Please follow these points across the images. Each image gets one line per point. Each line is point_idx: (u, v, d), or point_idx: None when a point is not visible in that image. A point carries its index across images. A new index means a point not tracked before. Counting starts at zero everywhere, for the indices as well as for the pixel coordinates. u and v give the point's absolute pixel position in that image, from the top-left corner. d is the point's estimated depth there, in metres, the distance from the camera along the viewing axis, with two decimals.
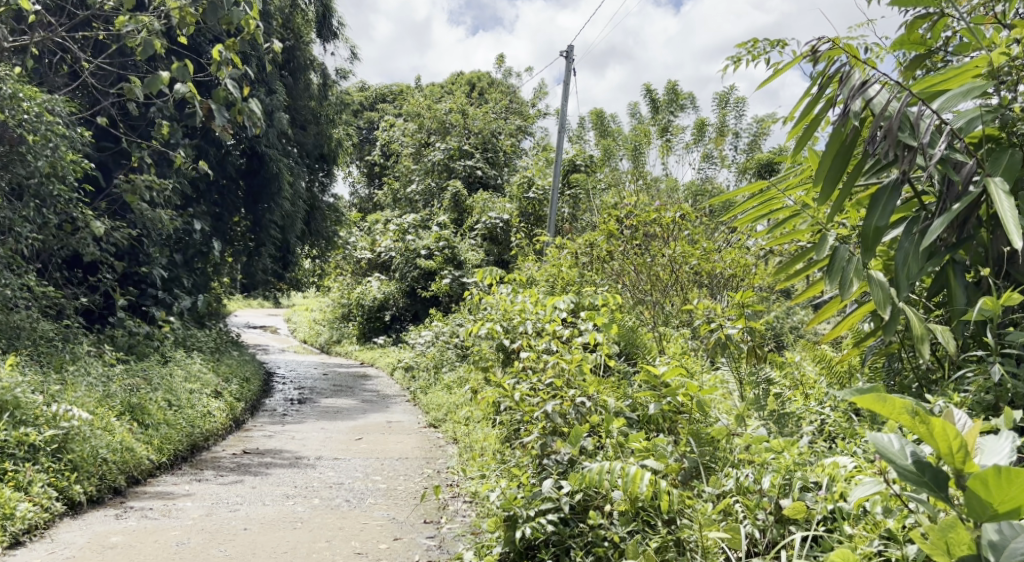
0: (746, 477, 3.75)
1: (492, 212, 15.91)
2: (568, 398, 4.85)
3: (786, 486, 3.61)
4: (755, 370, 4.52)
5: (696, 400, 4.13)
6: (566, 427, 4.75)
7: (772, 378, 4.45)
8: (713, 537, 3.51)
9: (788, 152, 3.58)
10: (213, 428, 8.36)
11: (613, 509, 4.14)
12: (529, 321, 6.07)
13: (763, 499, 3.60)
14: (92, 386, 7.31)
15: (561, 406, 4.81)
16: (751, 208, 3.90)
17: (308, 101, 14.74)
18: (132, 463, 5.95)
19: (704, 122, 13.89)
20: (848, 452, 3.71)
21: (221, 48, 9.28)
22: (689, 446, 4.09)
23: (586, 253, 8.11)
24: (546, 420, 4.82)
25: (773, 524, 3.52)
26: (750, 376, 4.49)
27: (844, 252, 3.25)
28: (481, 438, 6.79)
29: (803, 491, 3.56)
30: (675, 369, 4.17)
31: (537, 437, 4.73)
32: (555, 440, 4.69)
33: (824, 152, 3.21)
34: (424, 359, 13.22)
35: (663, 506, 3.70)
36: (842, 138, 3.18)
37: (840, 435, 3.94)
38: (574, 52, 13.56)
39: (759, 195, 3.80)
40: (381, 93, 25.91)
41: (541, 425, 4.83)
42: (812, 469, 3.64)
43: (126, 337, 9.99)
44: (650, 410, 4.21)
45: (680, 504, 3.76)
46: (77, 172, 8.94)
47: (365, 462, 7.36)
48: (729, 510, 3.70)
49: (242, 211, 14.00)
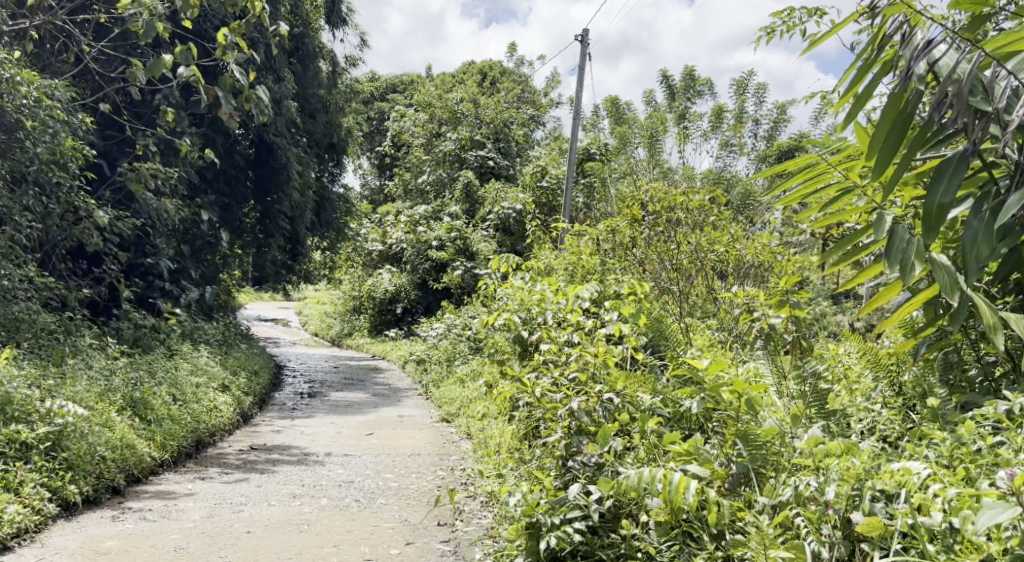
0: (806, 487, 3.47)
1: (505, 202, 15.60)
2: (594, 394, 4.59)
3: (855, 497, 3.32)
4: (801, 364, 4.16)
5: (745, 398, 3.83)
6: (594, 426, 4.50)
7: (819, 371, 4.10)
8: (775, 554, 3.21)
9: (840, 123, 3.22)
10: (220, 423, 8.11)
11: (650, 519, 3.89)
12: (549, 311, 5.81)
13: (827, 512, 3.34)
14: (94, 380, 7.07)
15: (588, 403, 4.56)
16: (796, 187, 3.50)
17: (317, 89, 14.47)
18: (131, 461, 5.69)
19: (722, 108, 13.53)
20: (916, 455, 3.48)
21: (227, 32, 9.03)
22: (737, 450, 3.78)
23: (606, 240, 7.80)
24: (571, 420, 4.52)
25: (841, 541, 3.25)
26: (795, 369, 4.14)
27: (902, 233, 2.92)
28: (498, 435, 6.50)
29: (873, 503, 3.27)
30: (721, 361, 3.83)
31: (561, 437, 4.47)
32: (582, 440, 4.43)
33: (879, 122, 2.88)
34: (436, 351, 12.93)
35: (711, 519, 3.43)
36: (900, 106, 2.85)
37: (895, 436, 3.80)
38: (589, 38, 13.24)
39: (809, 171, 3.41)
40: (392, 83, 25.59)
41: (565, 424, 4.55)
42: (879, 476, 3.36)
43: (132, 329, 9.74)
44: (691, 408, 3.93)
45: (731, 515, 3.51)
46: (79, 161, 8.70)
47: (376, 459, 7.08)
48: (789, 522, 3.44)
49: (251, 201, 13.74)
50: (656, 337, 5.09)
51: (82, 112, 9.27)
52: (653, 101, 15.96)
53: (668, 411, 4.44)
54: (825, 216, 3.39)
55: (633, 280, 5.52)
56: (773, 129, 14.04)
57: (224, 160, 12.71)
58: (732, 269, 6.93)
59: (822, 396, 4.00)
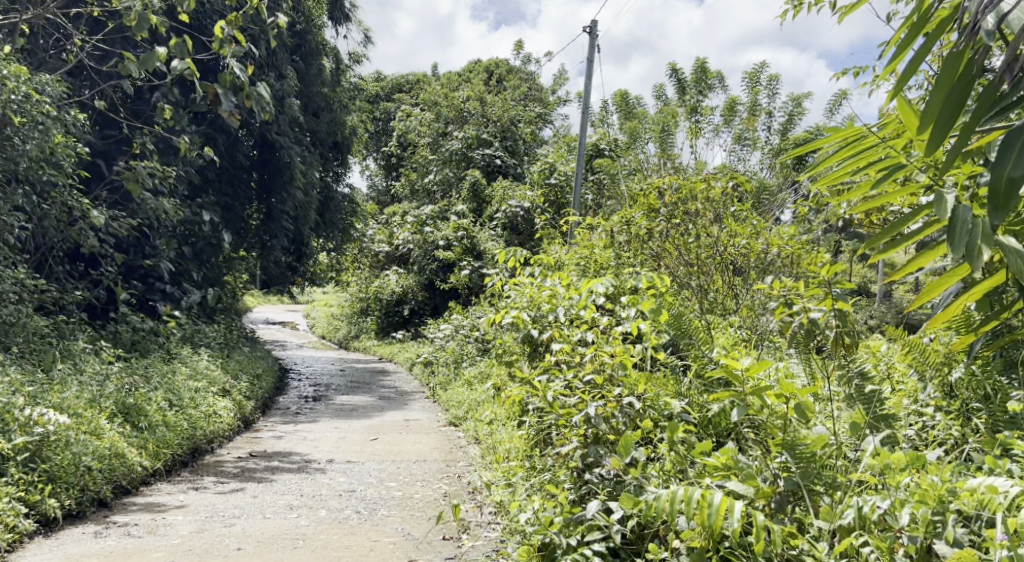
0: (871, 507, 3.16)
1: (512, 200, 15.20)
2: (612, 398, 4.28)
3: (935, 523, 3.04)
4: (845, 362, 3.92)
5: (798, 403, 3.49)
6: (612, 433, 4.20)
7: (866, 372, 3.89)
8: None
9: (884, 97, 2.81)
10: (218, 429, 7.80)
11: (680, 542, 3.50)
12: (561, 307, 5.52)
13: (900, 540, 3.05)
14: (85, 385, 6.76)
15: (605, 409, 4.22)
16: (842, 164, 3.08)
17: (320, 87, 14.16)
18: (119, 471, 5.39)
19: (734, 102, 13.14)
20: (997, 468, 3.26)
21: (223, 24, 8.75)
22: (786, 465, 3.49)
23: (621, 233, 7.46)
24: (589, 427, 4.25)
25: None
26: (841, 369, 3.90)
27: (965, 213, 2.57)
28: (508, 441, 6.18)
29: (956, 530, 3.00)
30: (768, 365, 3.49)
31: (575, 447, 4.22)
32: (599, 451, 4.15)
33: (934, 89, 2.50)
34: (443, 353, 12.62)
35: (759, 547, 3.12)
36: (958, 72, 2.48)
37: (950, 441, 3.79)
38: (597, 29, 12.89)
39: (856, 141, 3.01)
40: (398, 83, 25.19)
41: (581, 431, 4.27)
42: (956, 496, 3.13)
43: (129, 333, 9.44)
44: (731, 416, 3.60)
45: (783, 543, 3.23)
46: (73, 159, 8.41)
47: (380, 466, 6.76)
48: (852, 550, 3.13)
49: (254, 201, 13.48)
50: (677, 336, 4.71)
51: (74, 109, 8.97)
52: (662, 96, 15.62)
53: (696, 416, 4.19)
54: (868, 200, 2.98)
55: (653, 273, 5.19)
56: (788, 122, 13.63)
57: (225, 159, 12.42)
58: (755, 263, 6.61)
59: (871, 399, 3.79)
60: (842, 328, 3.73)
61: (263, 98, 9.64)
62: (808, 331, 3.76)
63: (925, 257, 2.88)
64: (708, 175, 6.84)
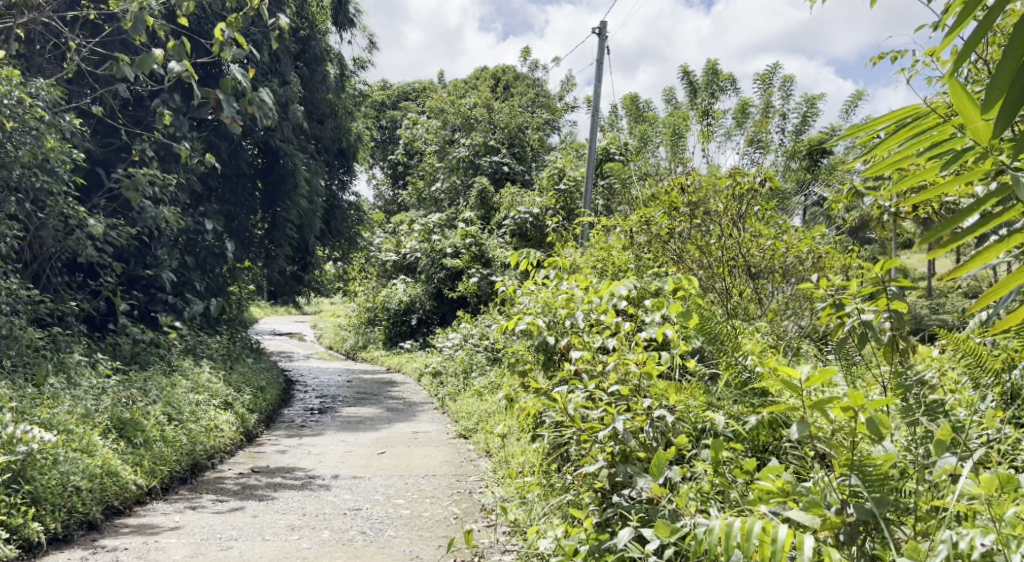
0: (969, 539, 2.72)
1: (521, 206, 14.85)
2: (641, 412, 4.18)
3: None
4: (901, 370, 3.63)
5: (869, 420, 3.04)
6: (643, 451, 4.08)
7: (926, 379, 3.58)
8: None
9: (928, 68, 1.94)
10: (219, 444, 7.51)
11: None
12: (580, 312, 5.26)
13: None
14: (79, 399, 6.49)
15: (634, 423, 4.14)
16: (897, 144, 2.48)
17: (326, 93, 13.92)
18: (111, 490, 5.17)
19: (746, 104, 12.82)
20: None
21: (224, 26, 8.51)
22: (855, 490, 3.07)
23: (640, 235, 7.20)
24: (617, 444, 4.12)
25: None
26: (896, 378, 3.58)
27: None
28: (521, 455, 5.87)
29: None
30: (834, 375, 2.86)
31: (602, 466, 4.09)
32: (628, 470, 4.03)
33: (999, 65, 1.65)
34: (452, 364, 12.32)
35: None
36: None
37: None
38: (606, 30, 12.61)
39: (913, 121, 2.43)
40: (404, 91, 24.93)
41: (607, 450, 4.15)
42: None
43: (130, 345, 9.18)
44: (793, 434, 3.14)
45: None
46: (68, 166, 8.15)
47: (387, 481, 6.46)
48: None
49: (259, 210, 13.23)
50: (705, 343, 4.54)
51: (70, 115, 8.73)
52: (673, 100, 15.35)
53: (735, 430, 4.01)
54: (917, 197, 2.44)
55: (679, 275, 4.92)
56: (802, 124, 13.29)
57: (228, 167, 12.15)
58: (777, 265, 6.54)
59: (932, 404, 3.50)
60: (896, 333, 3.55)
61: (266, 103, 9.35)
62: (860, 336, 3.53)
63: (975, 264, 2.33)
64: (734, 170, 6.62)
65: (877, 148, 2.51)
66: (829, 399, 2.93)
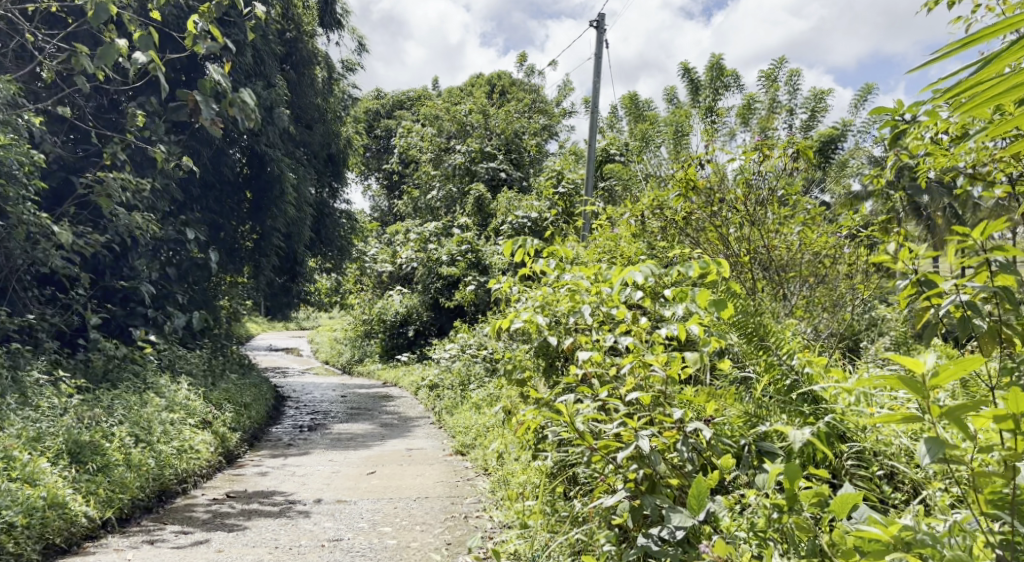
0: None
1: (519, 211, 14.07)
2: (671, 428, 3.76)
3: None
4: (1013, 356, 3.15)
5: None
6: (676, 477, 3.70)
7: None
8: None
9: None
10: (192, 467, 6.86)
11: None
12: (588, 304, 4.69)
13: None
14: (31, 421, 5.86)
15: (662, 441, 3.73)
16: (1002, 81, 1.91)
17: (314, 97, 13.34)
18: (52, 526, 4.57)
19: (753, 99, 12.21)
20: None
21: (197, 18, 7.88)
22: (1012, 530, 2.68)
23: (653, 220, 6.70)
24: (641, 469, 3.67)
25: None
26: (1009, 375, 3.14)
27: None
28: (525, 473, 5.24)
29: None
30: (975, 370, 2.34)
31: (622, 496, 3.64)
32: (657, 504, 3.59)
33: None
34: (449, 375, 11.65)
35: None
36: None
37: None
38: (604, 24, 12.03)
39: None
40: (399, 100, 23.95)
41: (630, 476, 3.71)
42: None
43: (103, 362, 8.55)
44: (922, 459, 2.59)
45: None
46: (28, 168, 7.49)
47: (375, 506, 5.82)
48: None
49: (247, 222, 12.63)
50: (746, 342, 4.24)
51: (33, 115, 8.11)
52: (674, 99, 14.79)
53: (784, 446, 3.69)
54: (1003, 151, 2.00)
55: (706, 259, 4.34)
56: (811, 119, 12.68)
57: (212, 174, 11.53)
58: (799, 261, 6.20)
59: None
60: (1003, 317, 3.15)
61: (247, 104, 8.68)
62: (961, 319, 3.15)
63: None
64: (758, 149, 6.06)
65: (967, 88, 1.93)
66: (966, 407, 2.48)
